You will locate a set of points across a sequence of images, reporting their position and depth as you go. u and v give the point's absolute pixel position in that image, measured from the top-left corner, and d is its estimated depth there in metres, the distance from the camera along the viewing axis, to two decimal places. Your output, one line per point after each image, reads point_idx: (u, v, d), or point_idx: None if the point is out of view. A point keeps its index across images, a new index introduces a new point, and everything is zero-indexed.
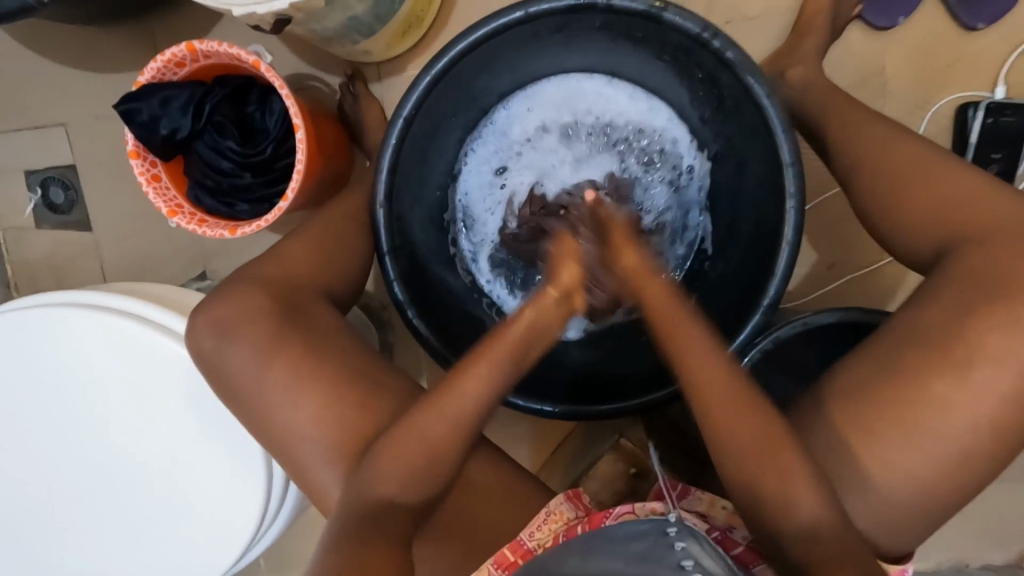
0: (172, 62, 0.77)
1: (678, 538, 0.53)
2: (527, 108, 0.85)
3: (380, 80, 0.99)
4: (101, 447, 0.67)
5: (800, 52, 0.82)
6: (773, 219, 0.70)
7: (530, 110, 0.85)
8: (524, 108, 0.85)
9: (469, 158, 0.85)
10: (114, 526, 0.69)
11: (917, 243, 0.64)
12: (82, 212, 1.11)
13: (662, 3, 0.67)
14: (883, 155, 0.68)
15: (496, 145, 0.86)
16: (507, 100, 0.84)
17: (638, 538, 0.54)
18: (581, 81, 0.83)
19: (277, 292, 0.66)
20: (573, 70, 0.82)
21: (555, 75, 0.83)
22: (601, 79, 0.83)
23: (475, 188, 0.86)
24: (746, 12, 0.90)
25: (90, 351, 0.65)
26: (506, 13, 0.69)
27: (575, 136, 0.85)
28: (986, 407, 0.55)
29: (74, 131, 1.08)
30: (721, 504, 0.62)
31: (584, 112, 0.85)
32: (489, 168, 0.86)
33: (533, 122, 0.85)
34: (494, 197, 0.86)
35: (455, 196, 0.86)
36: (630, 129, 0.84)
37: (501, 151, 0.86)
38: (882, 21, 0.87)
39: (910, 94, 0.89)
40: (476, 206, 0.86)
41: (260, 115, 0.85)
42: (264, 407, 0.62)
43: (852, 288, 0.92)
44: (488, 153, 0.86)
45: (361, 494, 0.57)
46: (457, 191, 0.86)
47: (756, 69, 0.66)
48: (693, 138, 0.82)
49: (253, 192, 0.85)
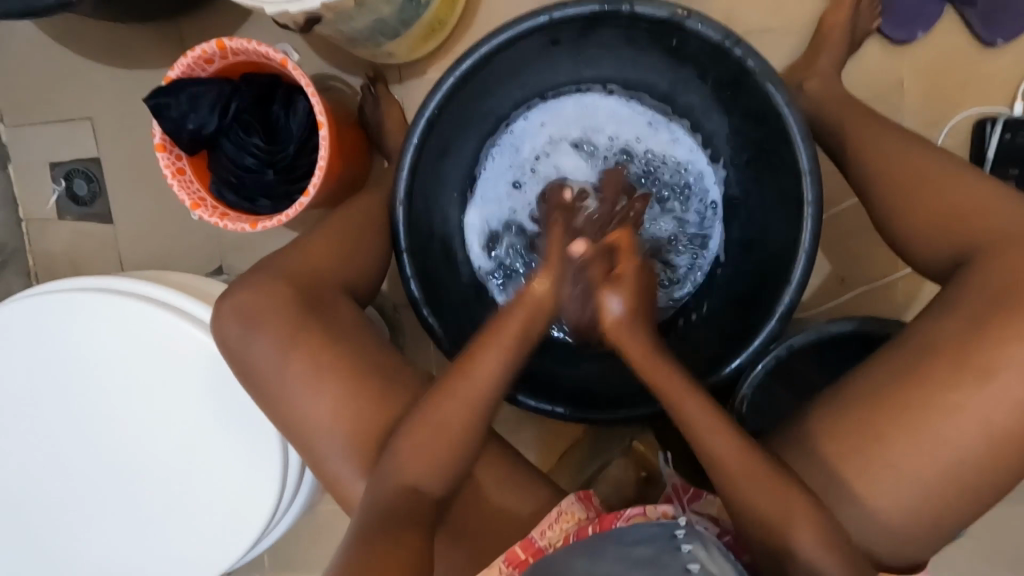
0: (202, 58, 0.79)
1: (686, 541, 0.53)
2: (542, 122, 0.86)
3: (400, 83, 1.00)
4: (118, 433, 0.68)
5: (818, 64, 0.83)
6: (791, 228, 0.71)
7: (544, 125, 0.86)
8: (540, 123, 0.86)
9: (485, 169, 0.87)
10: (127, 513, 0.69)
11: (936, 255, 0.64)
12: (104, 205, 1.13)
13: (687, 11, 0.67)
14: (902, 165, 0.68)
15: (511, 156, 0.87)
16: (524, 116, 0.86)
17: (645, 539, 0.53)
18: (597, 99, 0.85)
19: (299, 284, 0.67)
20: (589, 86, 0.84)
21: (570, 91, 0.85)
22: (617, 100, 0.85)
23: (491, 197, 0.87)
24: (765, 25, 0.92)
25: (112, 337, 0.67)
26: (530, 18, 0.70)
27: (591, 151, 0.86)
28: (1005, 417, 0.54)
29: (100, 125, 1.11)
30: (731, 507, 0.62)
31: (598, 127, 0.86)
32: (504, 179, 0.87)
33: (547, 137, 0.86)
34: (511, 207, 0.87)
35: (470, 203, 0.87)
36: (645, 149, 0.86)
37: (515, 165, 0.87)
38: (899, 35, 0.87)
39: (927, 109, 0.90)
40: (494, 216, 0.87)
41: (284, 116, 0.86)
42: (283, 396, 0.62)
43: (865, 302, 0.92)
44: (503, 162, 0.87)
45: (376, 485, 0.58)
46: (472, 199, 0.87)
47: (776, 78, 0.67)
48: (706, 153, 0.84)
49: (275, 189, 0.86)
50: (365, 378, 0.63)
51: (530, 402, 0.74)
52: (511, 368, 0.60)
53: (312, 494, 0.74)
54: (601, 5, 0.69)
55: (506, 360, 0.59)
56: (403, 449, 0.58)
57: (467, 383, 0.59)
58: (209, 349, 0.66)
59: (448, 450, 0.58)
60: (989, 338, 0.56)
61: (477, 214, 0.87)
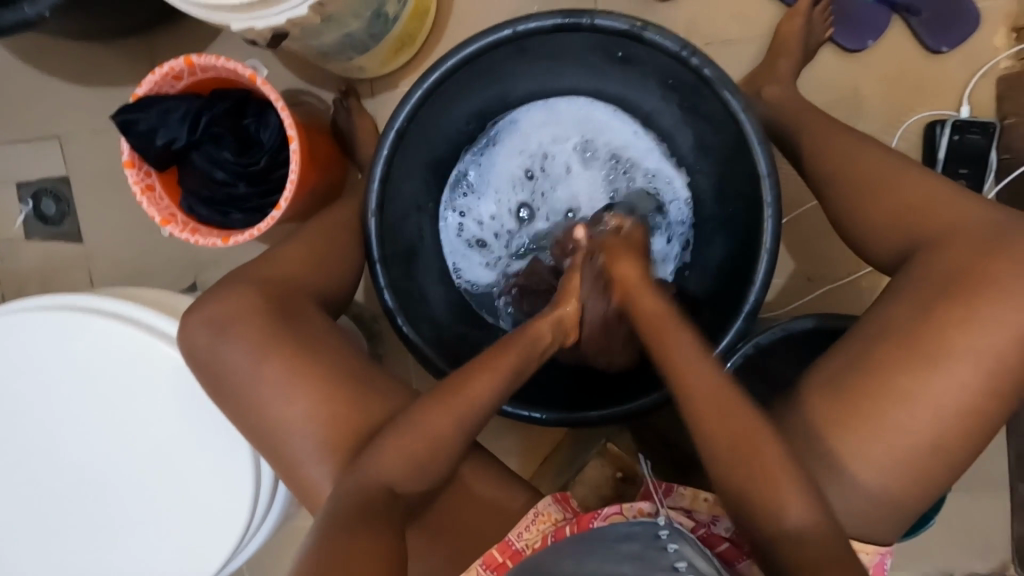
0: (169, 75, 0.79)
1: (670, 540, 0.54)
2: (538, 119, 0.88)
3: (373, 96, 1.02)
4: (85, 454, 0.67)
5: (776, 71, 0.87)
6: (752, 230, 0.73)
7: (542, 123, 0.88)
8: (538, 124, 0.88)
9: (471, 168, 0.89)
10: (98, 536, 0.68)
11: (887, 247, 0.67)
12: (73, 223, 1.11)
13: (644, 23, 0.70)
14: (855, 164, 0.71)
15: (508, 152, 0.89)
16: (526, 114, 0.87)
17: (627, 540, 0.54)
18: (586, 105, 0.86)
19: (271, 293, 0.67)
20: (584, 91, 0.86)
21: (567, 93, 0.86)
22: (609, 107, 0.86)
23: (484, 191, 0.89)
24: (725, 35, 0.95)
25: (81, 355, 0.66)
26: (495, 31, 0.72)
27: (586, 156, 0.88)
28: (957, 402, 0.57)
29: (69, 143, 1.10)
30: (703, 497, 0.63)
31: (597, 132, 0.87)
32: (499, 174, 0.89)
33: (543, 136, 0.88)
34: (497, 202, 0.90)
35: (456, 194, 0.89)
36: (631, 157, 0.87)
37: (515, 162, 0.89)
38: (852, 44, 0.92)
39: (881, 112, 0.94)
40: (477, 214, 0.90)
41: (256, 128, 0.87)
42: (256, 404, 0.62)
43: (832, 298, 0.95)
44: (505, 157, 0.89)
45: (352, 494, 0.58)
46: (459, 191, 0.89)
47: (733, 85, 0.69)
48: (681, 163, 0.85)
49: (248, 202, 0.86)
50: (339, 387, 0.63)
51: (508, 408, 0.75)
52: None
53: (287, 508, 0.73)
54: (563, 18, 0.71)
55: None
56: (383, 453, 0.58)
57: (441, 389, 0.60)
58: (179, 365, 0.65)
59: (425, 454, 0.59)
60: (940, 328, 0.58)
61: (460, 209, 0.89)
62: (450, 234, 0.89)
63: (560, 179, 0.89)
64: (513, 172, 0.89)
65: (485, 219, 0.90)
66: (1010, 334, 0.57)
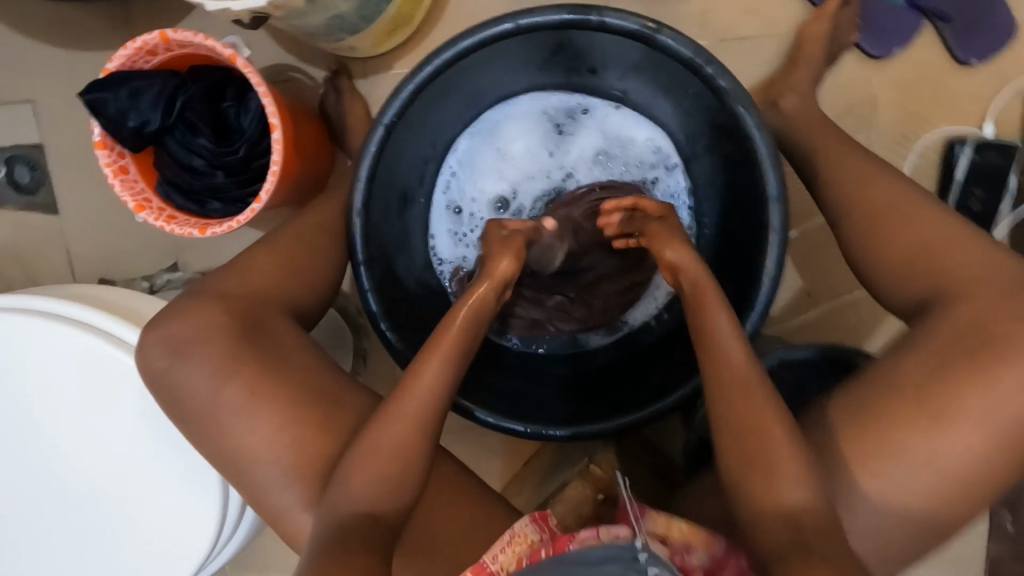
0: (143, 50, 0.73)
1: (648, 565, 0.50)
2: (527, 109, 0.83)
3: (365, 77, 0.96)
4: (43, 459, 0.64)
5: (792, 80, 0.82)
6: (753, 247, 0.71)
7: (530, 112, 0.83)
8: (527, 113, 0.83)
9: (463, 145, 0.84)
10: (59, 542, 0.66)
11: (906, 292, 0.63)
12: (49, 194, 1.07)
13: (657, 25, 0.65)
14: (872, 193, 0.67)
15: (494, 142, 0.84)
16: (520, 98, 0.82)
17: (608, 561, 0.51)
18: (597, 100, 0.82)
19: (238, 309, 0.63)
20: (579, 83, 0.81)
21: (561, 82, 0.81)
22: (603, 101, 0.82)
23: (469, 180, 0.85)
24: (743, 32, 0.89)
25: (42, 357, 0.63)
26: (495, 24, 0.67)
27: (578, 146, 0.84)
28: (951, 455, 0.55)
29: (42, 108, 1.04)
30: (677, 523, 0.57)
31: (586, 121, 0.83)
32: (484, 163, 0.85)
33: (531, 125, 0.84)
34: (484, 188, 0.85)
35: (437, 180, 0.84)
36: (623, 150, 0.83)
37: (499, 151, 0.84)
38: (877, 49, 0.86)
39: (900, 125, 0.89)
40: (461, 193, 0.85)
41: (236, 113, 0.82)
42: (223, 424, 0.60)
43: (829, 318, 0.93)
44: (490, 146, 0.84)
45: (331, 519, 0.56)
46: (439, 174, 0.84)
47: (747, 99, 0.65)
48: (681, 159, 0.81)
49: (228, 192, 0.81)
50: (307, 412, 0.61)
51: (488, 417, 0.74)
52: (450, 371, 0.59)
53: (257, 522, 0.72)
54: (570, 14, 0.66)
55: (436, 362, 0.59)
56: (357, 477, 0.57)
57: (408, 399, 0.59)
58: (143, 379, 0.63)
59: (397, 474, 0.57)
60: (946, 381, 0.56)
61: (443, 202, 0.85)
62: (432, 220, 0.84)
63: (545, 173, 0.84)
64: (502, 162, 0.85)
65: (465, 208, 0.85)
66: (1014, 388, 0.55)
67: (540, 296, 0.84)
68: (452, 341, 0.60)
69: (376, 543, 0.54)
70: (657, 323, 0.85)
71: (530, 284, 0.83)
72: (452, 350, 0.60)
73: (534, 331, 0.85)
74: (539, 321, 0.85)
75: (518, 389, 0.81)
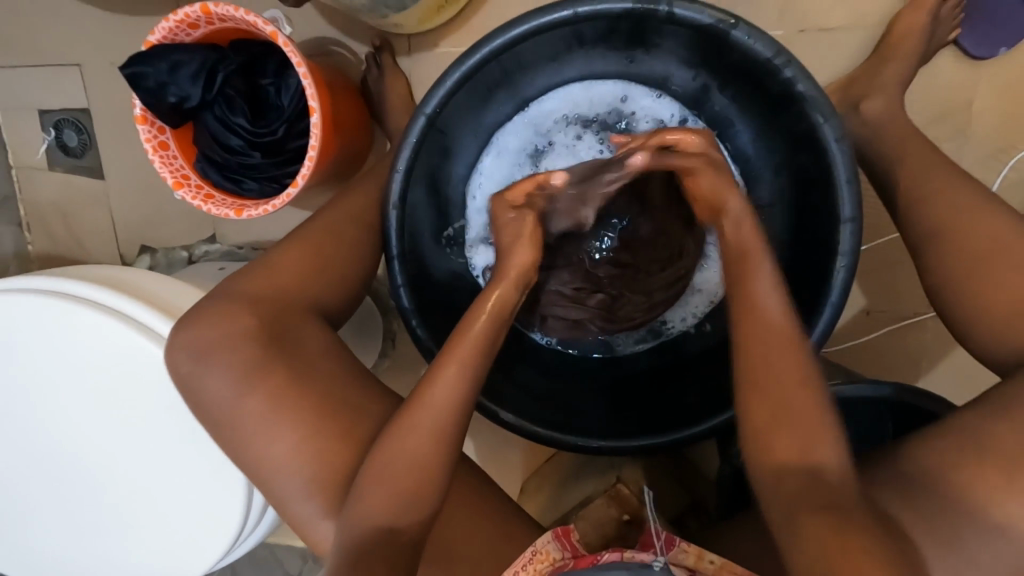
0: (185, 22, 0.71)
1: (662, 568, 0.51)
2: (564, 98, 0.77)
3: (409, 55, 0.92)
4: (79, 436, 0.66)
5: (881, 79, 0.73)
6: (820, 265, 0.65)
7: (568, 102, 0.77)
8: (565, 102, 0.77)
9: (497, 138, 0.78)
10: (96, 518, 0.68)
11: (1003, 342, 0.59)
12: (94, 158, 1.08)
13: (735, 20, 0.59)
14: (969, 227, 0.62)
15: (529, 133, 0.78)
16: (561, 88, 0.77)
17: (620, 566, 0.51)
18: (638, 88, 0.76)
19: (260, 316, 0.62)
20: (622, 71, 0.75)
21: (603, 70, 0.75)
22: (649, 91, 0.76)
23: (503, 174, 0.79)
24: (826, 22, 0.80)
25: (75, 341, 0.63)
26: (551, 11, 0.62)
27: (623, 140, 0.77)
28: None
29: (87, 72, 1.03)
30: (709, 558, 0.55)
31: (631, 113, 0.77)
32: (519, 156, 0.79)
33: (569, 116, 0.78)
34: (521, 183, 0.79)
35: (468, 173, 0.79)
36: None
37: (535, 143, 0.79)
38: (979, 49, 0.77)
39: (996, 137, 0.79)
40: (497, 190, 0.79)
41: (275, 90, 0.80)
42: (250, 421, 0.60)
43: (887, 341, 0.88)
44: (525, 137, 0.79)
45: (356, 530, 0.56)
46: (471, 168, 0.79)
47: (828, 107, 0.59)
48: (738, 159, 0.75)
49: (263, 171, 0.79)
50: (334, 414, 0.60)
51: (512, 418, 0.69)
52: (463, 374, 0.58)
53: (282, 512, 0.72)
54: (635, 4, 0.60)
55: (455, 367, 0.58)
56: (380, 493, 0.56)
57: (437, 409, 0.57)
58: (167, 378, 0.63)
59: (422, 490, 0.56)
60: None
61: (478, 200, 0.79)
62: (464, 220, 0.79)
63: None
64: (539, 153, 0.79)
65: None
66: None
67: (581, 296, 0.77)
68: (476, 337, 0.59)
69: (396, 560, 0.54)
70: (696, 333, 0.80)
71: (570, 280, 0.77)
72: (473, 356, 0.59)
73: (558, 331, 0.79)
74: (580, 322, 0.78)
75: (552, 396, 0.76)
